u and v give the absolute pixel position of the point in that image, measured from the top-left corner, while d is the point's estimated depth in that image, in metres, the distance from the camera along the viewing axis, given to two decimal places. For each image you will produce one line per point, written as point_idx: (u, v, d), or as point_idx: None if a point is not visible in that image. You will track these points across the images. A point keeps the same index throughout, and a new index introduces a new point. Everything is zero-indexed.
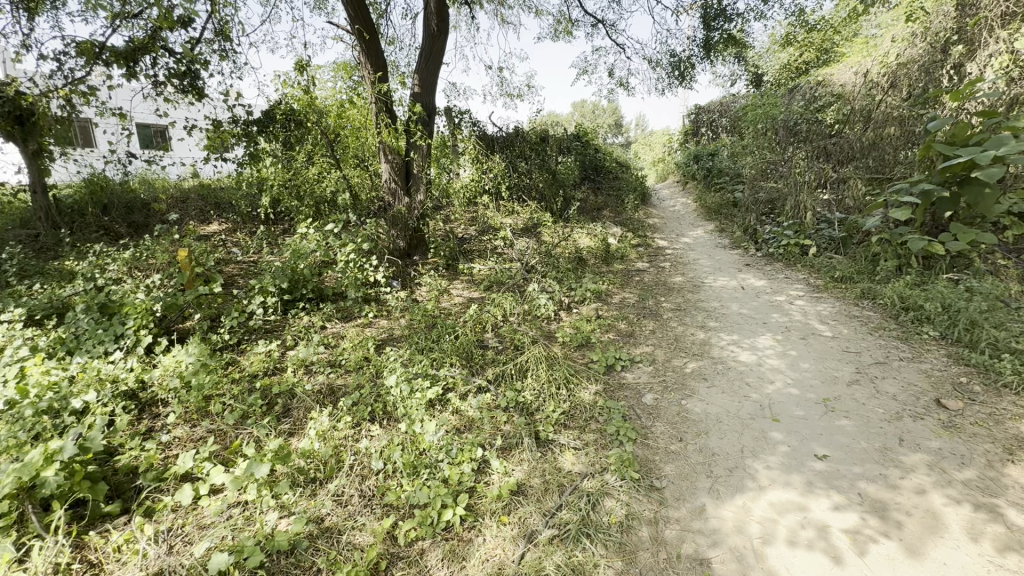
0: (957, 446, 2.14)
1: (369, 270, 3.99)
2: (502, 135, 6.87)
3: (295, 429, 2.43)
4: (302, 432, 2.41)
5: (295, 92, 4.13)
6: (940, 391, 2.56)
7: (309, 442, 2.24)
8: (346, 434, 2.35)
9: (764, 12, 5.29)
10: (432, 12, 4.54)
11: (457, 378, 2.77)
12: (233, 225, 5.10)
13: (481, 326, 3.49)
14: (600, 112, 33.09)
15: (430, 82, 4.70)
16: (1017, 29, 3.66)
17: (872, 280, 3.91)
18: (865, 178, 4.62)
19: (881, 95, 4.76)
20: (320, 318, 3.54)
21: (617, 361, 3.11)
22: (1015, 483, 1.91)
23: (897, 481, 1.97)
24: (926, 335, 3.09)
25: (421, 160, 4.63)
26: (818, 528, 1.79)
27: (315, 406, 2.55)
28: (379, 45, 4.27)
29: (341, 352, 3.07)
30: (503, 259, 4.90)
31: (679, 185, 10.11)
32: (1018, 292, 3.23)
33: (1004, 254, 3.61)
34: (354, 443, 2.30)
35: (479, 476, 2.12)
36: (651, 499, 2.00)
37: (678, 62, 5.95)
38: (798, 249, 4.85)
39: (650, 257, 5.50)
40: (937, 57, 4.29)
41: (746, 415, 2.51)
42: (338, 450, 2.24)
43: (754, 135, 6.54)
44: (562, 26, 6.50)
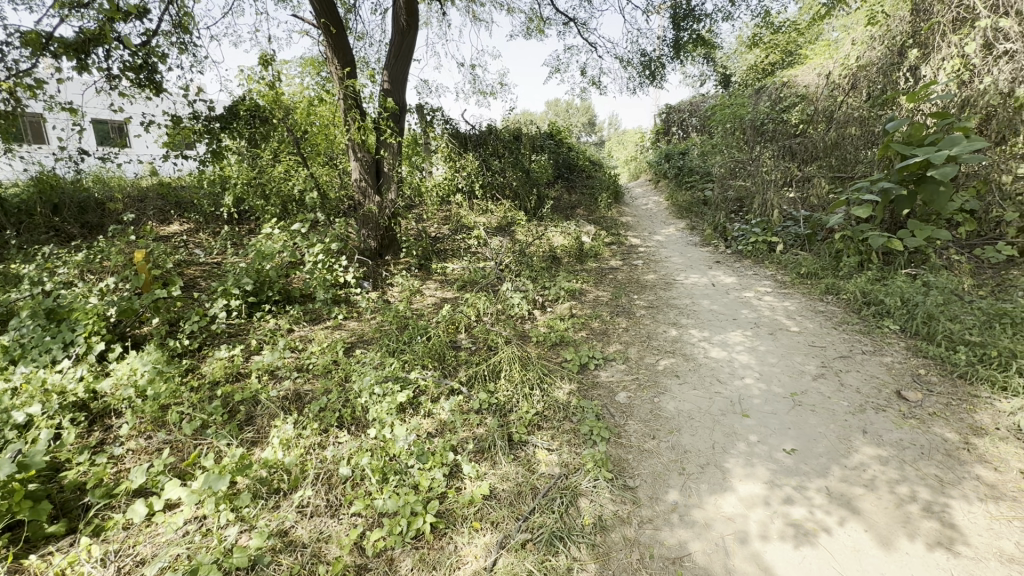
0: (917, 436, 2.17)
1: (338, 270, 3.84)
2: (474, 133, 6.67)
3: (258, 438, 2.29)
4: (266, 440, 2.28)
5: (260, 87, 3.94)
6: (900, 382, 2.60)
7: (271, 452, 2.10)
8: (312, 442, 2.23)
9: (731, 13, 5.32)
10: (401, 7, 4.40)
11: (429, 381, 2.67)
12: (195, 225, 4.88)
13: (454, 326, 3.42)
14: (575, 111, 33.31)
15: (400, 79, 4.57)
16: (968, 34, 3.75)
17: (836, 276, 3.98)
18: (829, 177, 4.74)
19: (843, 96, 4.85)
20: (287, 320, 3.39)
21: (591, 360, 3.07)
22: (971, 472, 1.95)
23: (860, 473, 1.98)
24: (888, 328, 3.15)
25: (391, 158, 4.50)
26: (787, 522, 1.78)
27: (279, 412, 2.41)
28: (346, 40, 4.09)
29: (309, 356, 2.95)
30: (476, 258, 4.82)
31: (652, 183, 10.21)
32: (972, 286, 3.32)
33: (958, 249, 3.73)
34: (319, 451, 2.18)
35: (450, 482, 2.04)
36: (624, 499, 1.96)
37: (648, 62, 5.97)
38: (766, 246, 4.92)
39: (623, 255, 5.50)
40: (894, 60, 4.38)
41: (717, 411, 2.50)
42: (302, 458, 2.12)
43: (723, 134, 6.63)
44: (534, 24, 6.44)
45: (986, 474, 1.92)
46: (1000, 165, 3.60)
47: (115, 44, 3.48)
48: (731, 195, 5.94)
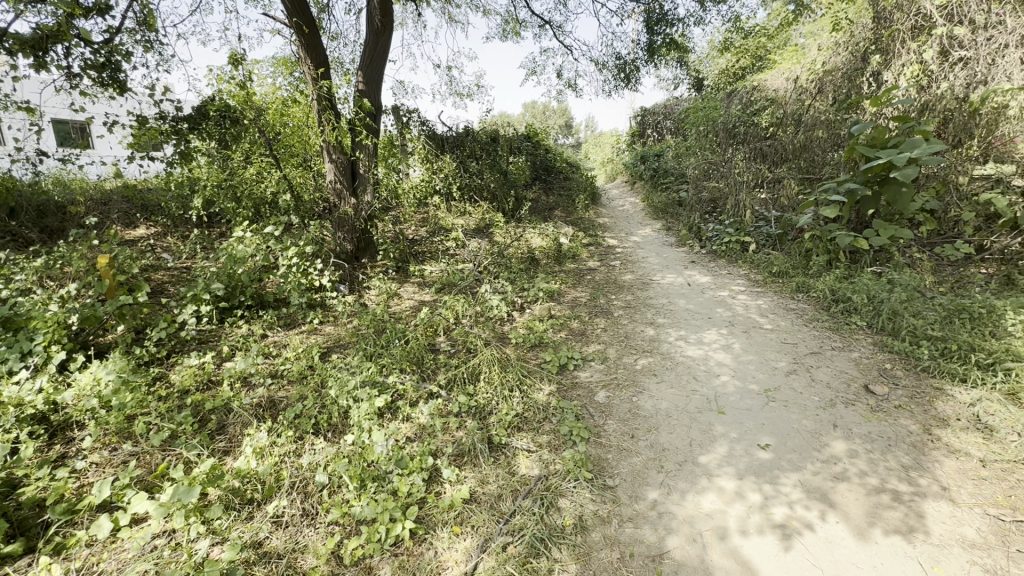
0: (885, 429, 2.24)
1: (313, 274, 3.77)
2: (451, 134, 6.63)
3: (230, 447, 2.22)
4: (238, 450, 2.21)
5: (230, 87, 3.80)
6: (867, 377, 2.68)
7: (244, 461, 2.04)
8: (287, 450, 2.17)
9: (703, 18, 5.41)
10: (375, 7, 4.35)
11: (408, 385, 2.63)
12: (162, 229, 4.72)
13: (432, 329, 3.38)
14: (551, 113, 33.51)
15: (375, 79, 4.51)
16: (925, 42, 3.93)
17: (806, 275, 4.08)
18: (798, 178, 4.88)
19: (810, 99, 4.98)
20: (261, 325, 3.30)
21: (570, 361, 3.08)
22: (936, 461, 2.01)
23: (832, 466, 2.03)
24: (855, 324, 3.24)
25: (367, 159, 4.43)
26: (763, 516, 1.81)
27: (253, 420, 2.34)
28: (319, 39, 3.99)
29: (283, 362, 2.88)
30: (455, 260, 4.79)
31: (628, 185, 10.33)
32: (933, 283, 3.45)
33: (919, 248, 3.86)
34: (294, 459, 2.12)
35: (430, 487, 2.01)
36: (605, 499, 1.96)
37: (623, 65, 6.03)
38: (739, 246, 5.03)
39: (600, 256, 5.55)
40: (858, 65, 4.51)
41: (694, 408, 2.53)
42: (276, 467, 2.06)
43: (697, 136, 6.74)
44: (510, 26, 6.45)
45: (949, 464, 1.99)
46: (958, 167, 3.74)
47: (75, 41, 3.34)
48: (704, 196, 6.06)
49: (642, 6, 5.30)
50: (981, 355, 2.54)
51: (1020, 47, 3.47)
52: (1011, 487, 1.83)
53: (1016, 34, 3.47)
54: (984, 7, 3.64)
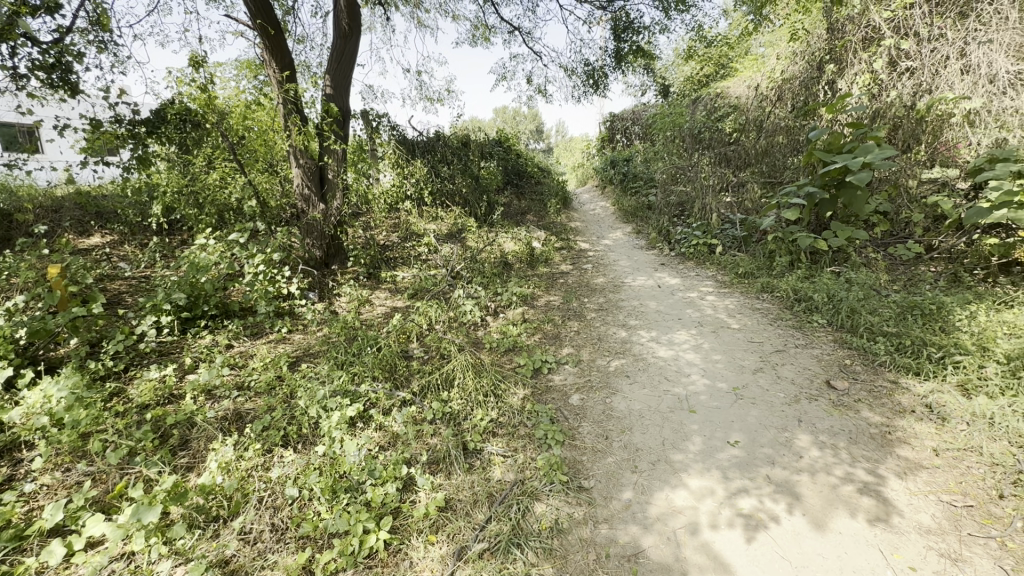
0: (845, 423, 2.32)
1: (281, 281, 3.67)
2: (422, 139, 6.59)
3: (194, 463, 2.14)
4: (203, 465, 2.13)
5: (190, 90, 3.54)
6: (829, 372, 2.79)
7: (209, 477, 1.96)
8: (254, 464, 2.09)
9: (668, 27, 5.54)
10: (342, 10, 4.28)
11: (381, 393, 2.59)
12: (118, 237, 4.50)
13: (405, 336, 3.34)
14: (523, 118, 33.78)
15: (343, 83, 4.44)
16: (875, 52, 4.16)
17: (770, 275, 4.22)
18: (761, 182, 5.04)
19: (770, 106, 5.15)
20: (226, 335, 3.19)
21: (544, 364, 3.09)
22: (894, 452, 2.10)
23: (797, 460, 2.10)
24: (816, 323, 3.37)
25: (336, 164, 4.35)
26: (733, 512, 1.85)
27: (218, 434, 2.26)
28: (285, 41, 3.89)
29: (250, 373, 2.79)
30: (427, 266, 4.76)
31: (599, 189, 10.48)
32: (887, 281, 3.62)
33: (874, 248, 4.05)
34: (263, 473, 2.06)
35: (404, 496, 1.98)
36: (580, 501, 1.98)
37: (592, 71, 6.12)
38: (706, 248, 5.17)
39: (573, 259, 5.61)
40: (814, 74, 4.67)
41: (666, 408, 2.58)
42: (243, 482, 1.99)
43: (664, 142, 6.88)
44: (479, 32, 6.46)
45: (905, 453, 2.09)
46: (907, 171, 3.92)
47: (21, 40, 3.17)
48: (672, 200, 6.20)
49: (610, 13, 5.39)
50: (933, 349, 2.67)
51: (960, 59, 3.71)
52: (961, 474, 1.93)
53: (956, 46, 3.70)
54: (927, 21, 3.88)
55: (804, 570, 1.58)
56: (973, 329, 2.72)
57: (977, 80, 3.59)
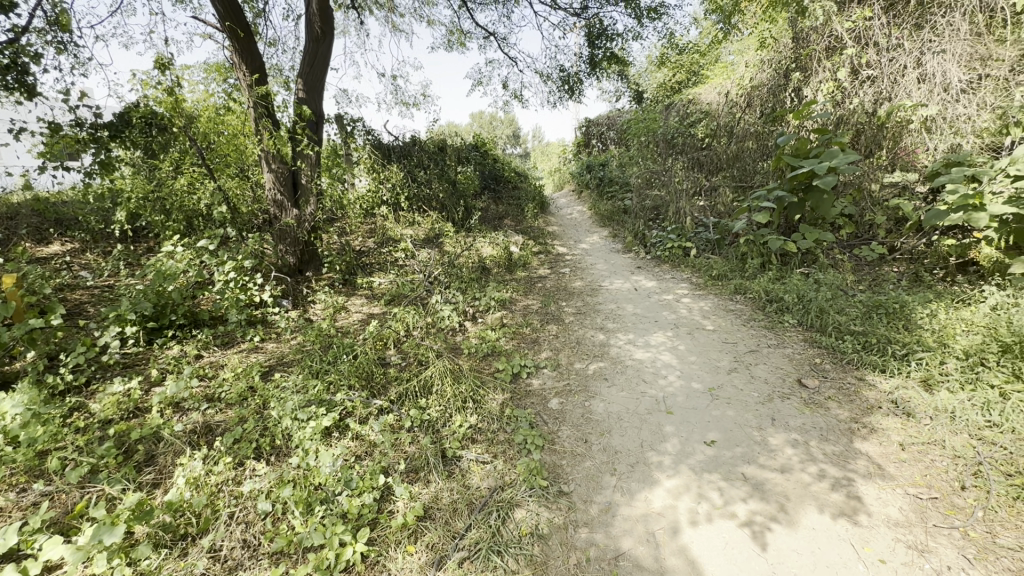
0: (817, 420, 2.38)
1: (253, 288, 3.57)
2: (398, 143, 6.53)
3: (160, 479, 2.04)
4: (170, 481, 2.04)
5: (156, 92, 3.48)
6: (800, 371, 2.85)
7: (176, 493, 1.88)
8: (225, 479, 2.02)
9: (641, 34, 5.62)
10: (314, 13, 4.21)
11: (357, 401, 2.53)
12: (79, 246, 4.21)
13: (382, 342, 3.28)
14: (499, 123, 33.89)
15: (316, 87, 4.37)
16: (838, 61, 4.29)
17: (743, 276, 4.31)
18: (733, 186, 5.16)
19: (740, 113, 5.21)
20: (194, 345, 3.07)
21: (523, 369, 3.08)
22: (863, 447, 2.16)
23: (772, 458, 2.13)
24: (788, 323, 3.45)
25: (309, 169, 4.27)
26: (710, 511, 1.86)
27: (186, 448, 2.17)
28: (254, 44, 3.80)
29: (220, 385, 2.69)
30: (404, 271, 4.71)
31: (576, 194, 10.58)
32: (854, 281, 3.73)
33: (841, 249, 4.17)
34: (233, 487, 1.98)
35: (381, 507, 1.93)
36: (560, 506, 1.96)
37: (567, 77, 6.17)
38: (681, 251, 5.25)
39: (551, 263, 5.62)
40: (780, 81, 4.76)
41: (644, 410, 2.59)
42: (213, 497, 1.91)
43: (638, 147, 6.97)
44: (455, 37, 6.45)
45: (873, 448, 2.14)
46: (870, 175, 4.06)
47: None
48: (648, 204, 6.29)
49: (583, 20, 5.44)
50: (897, 347, 2.77)
51: (917, 68, 3.87)
52: (927, 467, 1.99)
53: (913, 56, 3.87)
54: (886, 32, 4.03)
55: (779, 566, 1.60)
56: (934, 326, 2.82)
57: (933, 89, 3.75)
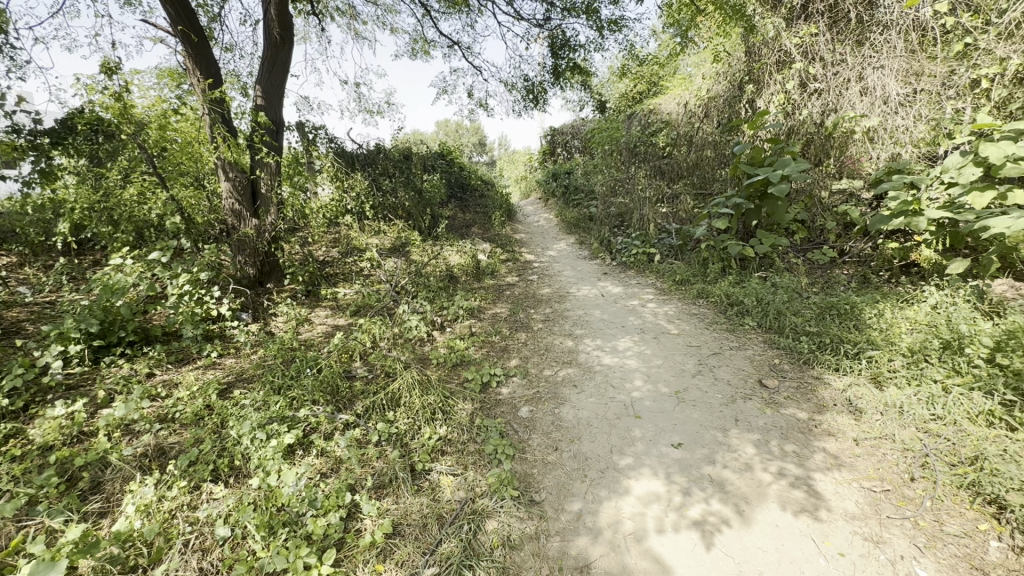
0: (777, 419, 2.45)
1: (210, 302, 3.41)
2: (362, 152, 6.43)
3: (108, 507, 1.90)
4: (118, 510, 1.90)
5: (104, 99, 3.10)
6: (761, 372, 2.95)
7: (125, 522, 1.75)
8: (179, 504, 1.90)
9: (602, 45, 5.74)
10: (272, 19, 4.10)
11: (322, 417, 2.45)
12: (17, 259, 3.92)
13: (347, 355, 3.19)
14: (465, 131, 33.83)
15: (275, 93, 4.25)
16: (788, 75, 4.49)
17: (705, 281, 4.43)
18: (693, 194, 5.32)
19: (698, 122, 5.38)
20: (146, 363, 2.90)
21: (492, 378, 3.06)
22: (820, 444, 2.24)
23: (736, 458, 2.18)
24: (748, 325, 3.56)
25: (269, 178, 4.14)
26: (678, 513, 1.89)
27: (136, 473, 2.04)
28: (209, 49, 3.66)
29: (174, 404, 2.54)
30: (370, 281, 4.62)
31: (543, 201, 10.68)
32: (807, 284, 3.89)
33: (795, 253, 4.36)
34: (189, 512, 1.87)
35: (349, 526, 1.87)
36: (531, 515, 1.95)
37: (531, 86, 6.22)
38: (645, 257, 5.36)
39: (518, 271, 5.64)
40: (735, 93, 4.94)
41: (613, 415, 2.61)
42: (166, 525, 1.79)
43: (603, 155, 7.09)
44: (419, 45, 6.42)
45: (830, 445, 2.22)
46: (820, 182, 4.26)
47: None
48: (613, 212, 6.42)
49: (547, 31, 5.51)
50: (849, 346, 2.90)
51: (859, 82, 4.10)
52: (879, 460, 2.08)
53: (855, 70, 4.09)
54: (830, 47, 4.28)
55: (745, 565, 1.63)
56: (882, 325, 2.97)
57: (874, 101, 3.97)
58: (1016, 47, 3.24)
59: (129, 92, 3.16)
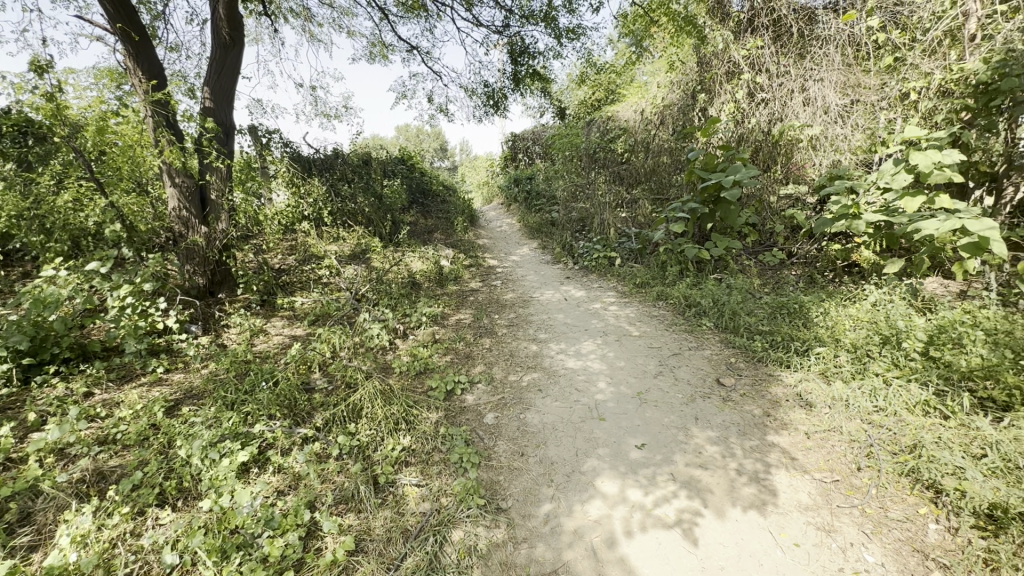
0: (734, 416, 2.53)
1: (156, 314, 3.20)
2: (319, 157, 6.25)
3: (39, 541, 1.73)
4: (51, 542, 1.73)
5: (34, 99, 2.86)
6: (718, 371, 3.04)
7: (58, 556, 1.59)
8: (122, 531, 1.75)
9: (561, 53, 5.81)
10: (221, 18, 3.92)
11: (278, 432, 2.34)
12: None
13: (305, 366, 3.08)
14: (426, 136, 33.55)
15: (225, 95, 4.06)
16: (737, 85, 4.67)
17: (664, 283, 4.54)
18: (651, 199, 5.46)
19: (655, 129, 5.52)
20: (83, 382, 2.69)
21: (457, 385, 3.01)
22: (774, 438, 2.32)
23: (697, 456, 2.23)
24: (705, 325, 3.67)
25: (220, 183, 3.97)
26: (643, 514, 1.91)
27: (73, 500, 1.86)
28: (152, 48, 3.47)
29: (115, 425, 2.36)
30: (329, 289, 4.48)
31: (505, 207, 10.72)
32: (759, 285, 4.05)
33: (747, 255, 4.53)
34: (132, 540, 1.73)
35: (308, 545, 1.78)
36: (499, 523, 1.92)
37: (491, 92, 6.22)
38: (606, 260, 5.46)
39: (482, 276, 5.62)
40: (688, 102, 5.11)
41: (577, 418, 2.62)
42: (106, 555, 1.65)
43: (563, 160, 7.18)
44: (377, 49, 6.31)
45: (784, 440, 2.30)
46: (769, 188, 4.46)
47: None
48: (574, 216, 6.50)
49: (506, 38, 5.52)
50: (798, 344, 3.03)
51: (802, 92, 4.32)
52: (829, 452, 2.17)
53: (798, 82, 4.31)
54: (775, 59, 4.49)
55: (708, 561, 1.67)
56: (828, 322, 3.12)
57: (816, 111, 4.20)
58: (939, 63, 3.45)
59: (62, 92, 2.94)
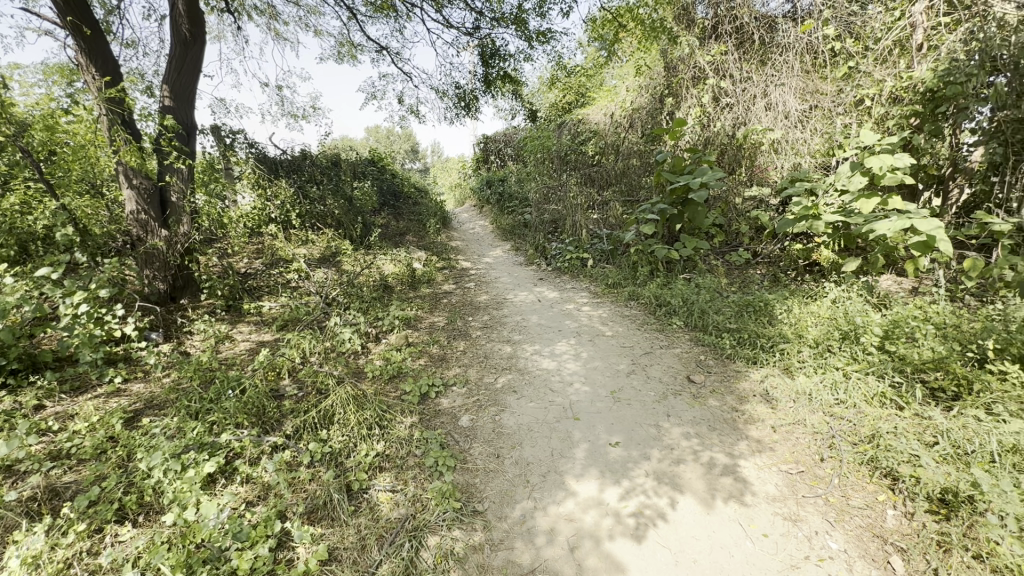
0: (704, 412, 2.59)
1: (113, 321, 3.06)
2: (286, 158, 6.10)
3: None
4: None
5: None
6: (689, 368, 3.10)
7: None
8: (78, 550, 1.67)
9: (531, 56, 5.85)
10: (180, 14, 3.79)
11: (246, 440, 2.27)
12: None
13: (274, 372, 2.99)
14: (396, 137, 33.18)
15: (186, 94, 3.93)
16: (703, 89, 4.79)
17: (635, 284, 4.62)
18: (621, 201, 5.55)
19: (624, 132, 5.62)
20: (34, 395, 2.54)
21: (431, 389, 2.98)
22: (743, 432, 2.39)
23: (669, 452, 2.28)
24: (675, 324, 3.75)
25: (181, 185, 3.82)
26: (618, 510, 1.94)
27: (22, 520, 1.75)
28: (106, 44, 3.33)
29: (69, 439, 2.24)
30: (298, 293, 4.38)
31: (478, 209, 10.70)
32: (726, 284, 4.16)
33: (715, 255, 4.66)
34: (89, 559, 1.65)
35: (279, 556, 1.73)
36: (476, 527, 1.91)
37: (463, 94, 6.20)
38: (579, 261, 5.51)
39: (455, 278, 5.59)
40: (657, 105, 5.21)
41: (552, 419, 2.64)
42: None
43: (535, 163, 7.22)
44: (345, 49, 6.21)
45: (752, 433, 2.37)
46: (734, 190, 4.59)
47: None
48: (547, 218, 6.54)
49: (476, 40, 5.51)
50: (764, 341, 3.13)
51: (764, 98, 4.45)
52: (794, 444, 2.25)
53: (761, 88, 4.45)
54: (738, 65, 4.63)
55: (681, 555, 1.70)
56: (792, 319, 3.23)
57: (777, 116, 4.33)
58: (890, 71, 3.64)
59: (7, 88, 2.78)
